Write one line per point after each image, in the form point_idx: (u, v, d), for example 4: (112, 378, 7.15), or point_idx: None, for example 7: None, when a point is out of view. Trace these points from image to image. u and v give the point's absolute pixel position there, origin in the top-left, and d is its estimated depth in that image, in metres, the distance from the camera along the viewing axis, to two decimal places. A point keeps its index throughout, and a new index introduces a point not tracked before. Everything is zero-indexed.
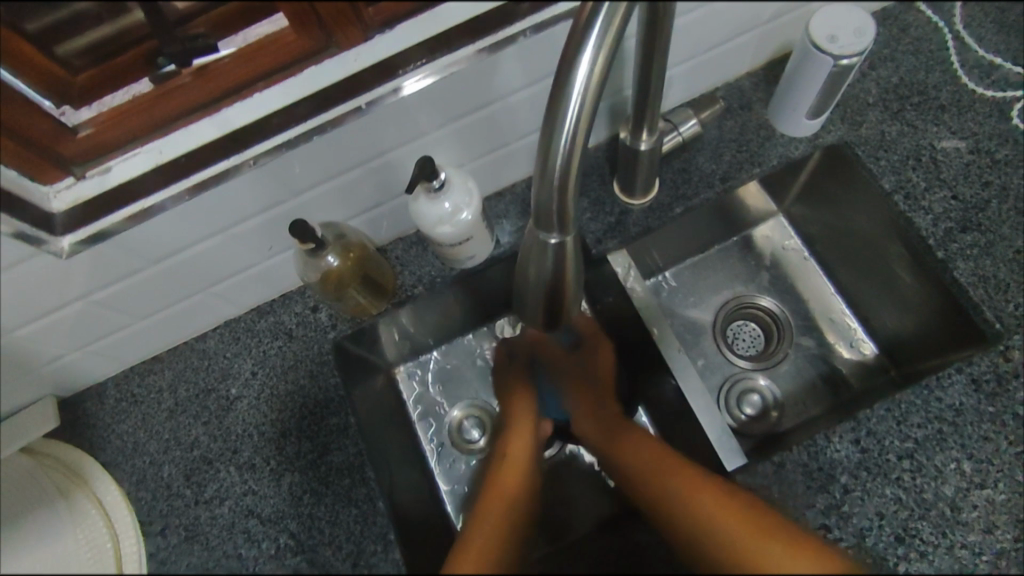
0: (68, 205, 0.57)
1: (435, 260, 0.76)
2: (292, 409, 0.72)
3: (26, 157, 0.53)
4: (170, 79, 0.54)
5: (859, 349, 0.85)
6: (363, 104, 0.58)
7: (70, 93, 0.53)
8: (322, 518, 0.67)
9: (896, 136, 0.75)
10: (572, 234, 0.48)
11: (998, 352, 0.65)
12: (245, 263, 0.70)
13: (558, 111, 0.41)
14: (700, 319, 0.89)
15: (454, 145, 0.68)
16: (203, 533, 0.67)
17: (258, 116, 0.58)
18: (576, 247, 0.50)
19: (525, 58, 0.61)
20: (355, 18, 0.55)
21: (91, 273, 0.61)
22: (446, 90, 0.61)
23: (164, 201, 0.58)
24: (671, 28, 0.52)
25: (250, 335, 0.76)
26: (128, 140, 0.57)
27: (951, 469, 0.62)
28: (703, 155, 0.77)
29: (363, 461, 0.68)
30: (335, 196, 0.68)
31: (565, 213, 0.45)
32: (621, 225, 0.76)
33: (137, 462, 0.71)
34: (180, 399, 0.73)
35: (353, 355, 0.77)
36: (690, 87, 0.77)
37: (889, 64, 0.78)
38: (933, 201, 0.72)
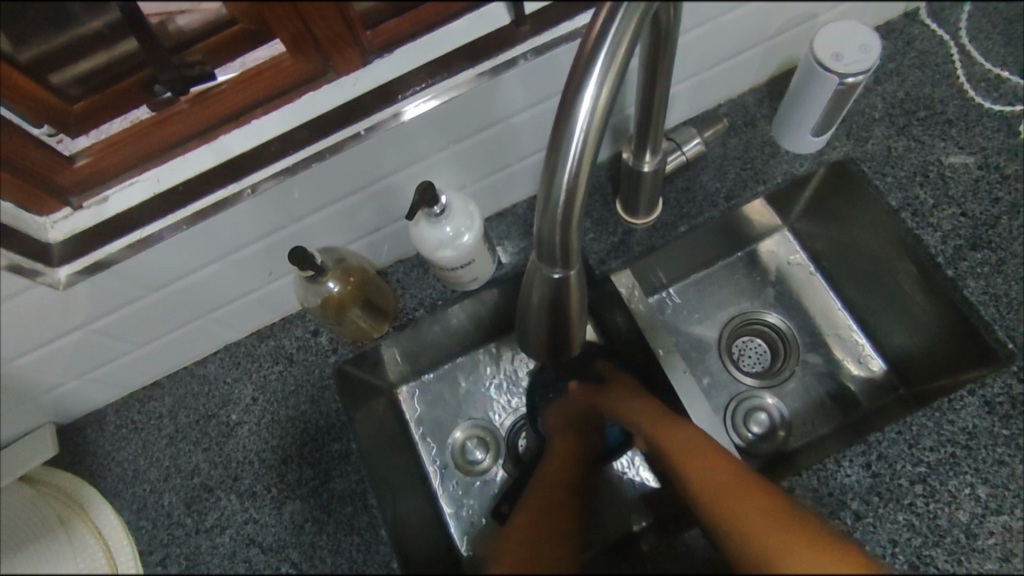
0: (65, 235, 0.57)
1: (436, 282, 0.76)
2: (294, 436, 0.71)
3: (20, 188, 0.53)
4: (167, 108, 0.54)
5: (868, 366, 0.84)
6: (363, 129, 0.58)
7: (66, 122, 0.52)
8: (325, 547, 0.66)
9: (903, 152, 0.74)
10: (576, 265, 0.47)
11: (1011, 373, 0.63)
12: (245, 288, 0.69)
13: (561, 143, 0.40)
14: (706, 337, 0.88)
15: (456, 167, 0.67)
16: (204, 563, 0.67)
17: (257, 142, 0.57)
18: (580, 275, 0.49)
19: (527, 80, 0.60)
20: (353, 43, 0.55)
21: (89, 303, 0.61)
22: (446, 115, 0.60)
23: (162, 230, 0.57)
24: (674, 50, 0.51)
25: (251, 359, 0.75)
26: (125, 169, 0.56)
27: (966, 494, 0.60)
28: (707, 173, 0.76)
29: (366, 487, 0.68)
30: (336, 220, 0.67)
31: (568, 243, 0.44)
32: (625, 244, 0.75)
33: (138, 490, 0.70)
34: (180, 425, 0.73)
35: (354, 378, 0.77)
36: (692, 103, 0.76)
37: (895, 78, 0.77)
38: (942, 219, 0.71)
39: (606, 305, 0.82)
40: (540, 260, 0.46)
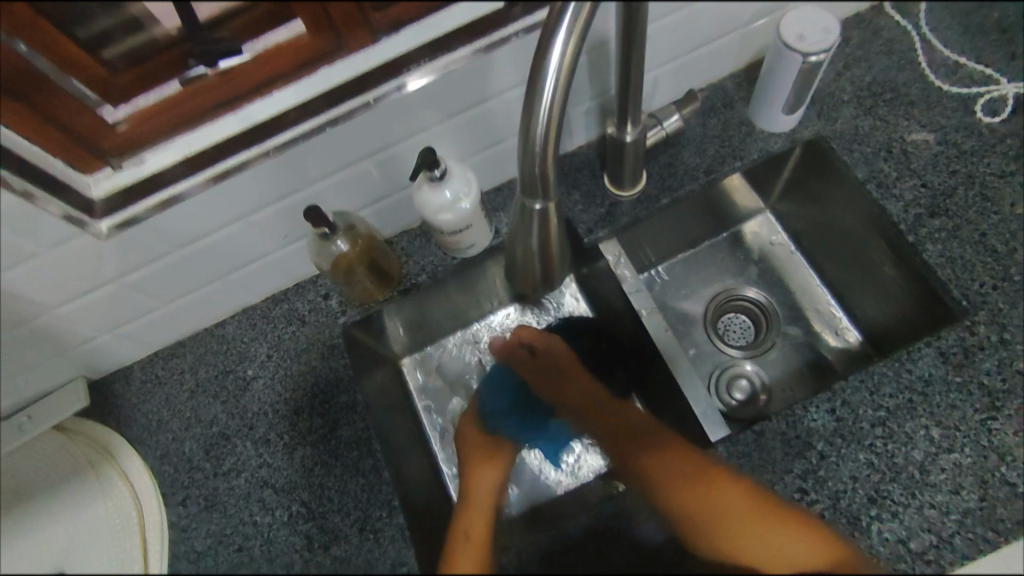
0: (106, 192, 0.63)
1: (437, 251, 0.82)
2: (304, 389, 0.77)
3: (68, 146, 0.59)
4: (198, 80, 0.61)
5: (845, 338, 0.88)
6: (371, 99, 0.64)
7: (110, 91, 0.59)
8: (332, 487, 0.71)
9: (869, 131, 0.80)
10: (554, 199, 0.53)
11: (964, 327, 0.69)
12: (262, 251, 0.76)
13: (536, 90, 0.46)
14: (692, 311, 0.93)
15: (454, 139, 0.74)
16: (222, 502, 0.72)
17: (277, 111, 0.64)
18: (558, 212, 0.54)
19: (519, 57, 0.67)
20: (365, 21, 0.62)
21: (123, 257, 0.67)
22: (444, 88, 0.66)
23: (191, 188, 0.64)
24: (644, 26, 0.57)
25: (266, 321, 0.81)
26: (160, 136, 0.63)
27: (921, 435, 0.65)
28: (687, 151, 0.83)
29: (370, 434, 0.74)
30: (346, 187, 0.73)
31: (546, 177, 0.50)
32: (611, 215, 0.81)
33: (161, 438, 0.76)
34: (201, 379, 0.79)
35: (361, 341, 0.83)
36: (674, 87, 0.83)
37: (863, 64, 0.83)
38: (904, 189, 0.77)
39: (596, 276, 0.88)
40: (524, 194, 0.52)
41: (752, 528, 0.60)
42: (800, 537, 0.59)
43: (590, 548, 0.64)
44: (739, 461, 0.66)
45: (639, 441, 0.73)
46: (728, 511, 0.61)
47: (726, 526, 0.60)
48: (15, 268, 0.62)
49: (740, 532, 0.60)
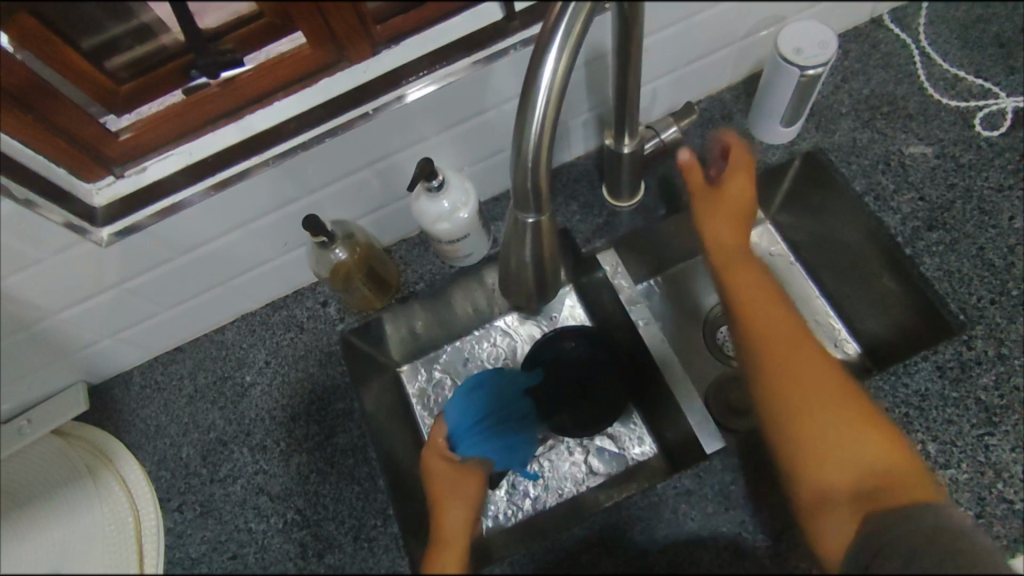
0: (108, 201, 0.64)
1: (436, 259, 0.82)
2: (302, 396, 0.77)
3: (70, 154, 0.60)
4: (200, 90, 0.62)
5: (844, 350, 0.87)
6: (370, 110, 0.65)
7: (113, 101, 0.61)
8: (327, 495, 0.72)
9: (867, 143, 0.81)
10: (548, 212, 0.53)
11: (962, 341, 0.69)
12: (261, 259, 0.76)
13: (529, 105, 0.47)
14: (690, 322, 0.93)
15: (453, 149, 0.74)
16: (218, 508, 0.73)
17: (277, 120, 0.65)
18: (553, 224, 0.55)
19: (517, 69, 0.67)
20: (366, 35, 0.63)
21: (123, 263, 0.68)
22: (443, 99, 0.67)
23: (191, 197, 0.64)
24: (639, 39, 0.58)
25: (265, 327, 0.82)
26: (161, 144, 0.64)
27: (918, 450, 0.65)
28: (686, 162, 0.83)
29: (366, 442, 0.74)
30: (345, 196, 0.74)
31: (539, 190, 0.50)
32: (610, 225, 0.81)
33: (159, 443, 0.77)
34: (199, 385, 0.79)
35: (359, 349, 0.83)
36: (673, 98, 0.83)
37: (861, 77, 0.84)
38: (902, 202, 0.77)
39: (595, 287, 0.88)
40: (517, 207, 0.52)
41: (824, 415, 0.60)
42: (879, 448, 0.59)
43: (583, 561, 0.64)
44: (734, 474, 0.66)
45: (755, 304, 0.68)
46: (818, 411, 0.60)
47: (805, 420, 0.61)
48: (17, 274, 0.63)
49: (813, 413, 0.60)
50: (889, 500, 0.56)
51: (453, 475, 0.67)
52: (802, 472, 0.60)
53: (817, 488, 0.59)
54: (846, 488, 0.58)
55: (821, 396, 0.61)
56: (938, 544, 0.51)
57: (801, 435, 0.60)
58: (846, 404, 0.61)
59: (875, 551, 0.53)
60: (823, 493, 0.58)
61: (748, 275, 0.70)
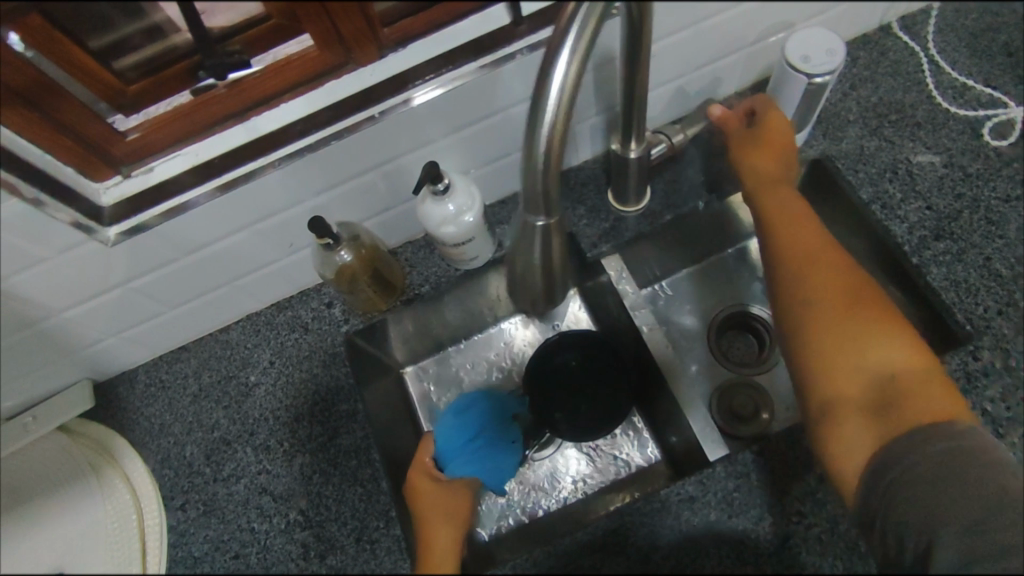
0: (115, 200, 0.64)
1: (441, 261, 0.82)
2: (305, 396, 0.77)
3: (77, 153, 0.60)
4: (208, 91, 0.62)
5: None
6: (377, 113, 0.65)
7: (121, 101, 0.60)
8: (330, 496, 0.72)
9: (874, 151, 0.80)
10: (556, 218, 0.53)
11: (968, 352, 0.69)
12: (266, 259, 0.77)
13: (538, 111, 0.47)
14: (695, 328, 0.93)
15: (460, 153, 0.75)
16: (220, 508, 0.73)
17: (284, 122, 0.65)
18: (561, 230, 0.55)
19: (524, 73, 0.67)
20: (374, 38, 0.63)
21: (130, 263, 0.68)
22: (450, 102, 0.67)
23: (198, 197, 0.65)
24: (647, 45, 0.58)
25: (270, 327, 0.82)
26: (169, 144, 0.64)
27: None
28: (692, 168, 0.84)
29: (369, 443, 0.74)
30: (351, 198, 0.74)
31: (548, 196, 0.50)
32: (616, 230, 0.82)
33: (162, 442, 0.77)
34: (203, 384, 0.80)
35: (363, 350, 0.83)
36: (680, 103, 0.83)
37: (869, 85, 0.83)
38: (909, 211, 0.76)
39: (600, 291, 0.88)
40: (527, 212, 0.52)
41: (854, 328, 0.64)
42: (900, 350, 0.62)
43: (584, 565, 0.64)
44: (738, 481, 0.66)
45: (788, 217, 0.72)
46: (843, 326, 0.64)
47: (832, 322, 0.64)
48: (24, 273, 0.63)
49: (837, 328, 0.64)
50: (905, 414, 0.59)
51: (441, 492, 0.70)
52: (824, 386, 0.63)
53: (836, 399, 0.62)
54: (866, 399, 0.61)
55: (847, 302, 0.65)
56: (948, 463, 0.55)
57: (830, 354, 0.63)
58: (870, 313, 0.64)
59: (889, 482, 0.57)
60: (842, 403, 0.62)
61: (784, 193, 0.74)
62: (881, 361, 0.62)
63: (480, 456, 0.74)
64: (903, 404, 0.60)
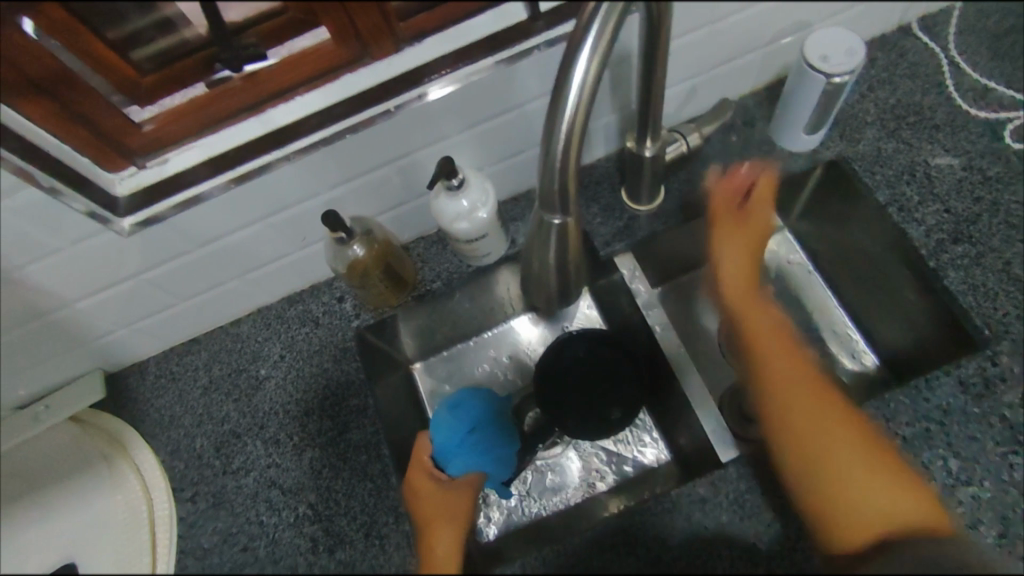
0: (130, 190, 0.64)
1: (453, 258, 0.82)
2: (315, 391, 0.77)
3: (92, 143, 0.60)
4: (223, 83, 0.61)
5: (861, 361, 0.86)
6: (392, 107, 0.65)
7: (136, 92, 0.60)
8: (339, 490, 0.72)
9: (892, 153, 0.80)
10: (573, 213, 0.53)
11: (986, 357, 0.68)
12: (279, 252, 0.77)
13: (559, 106, 0.46)
14: (706, 328, 0.93)
15: (474, 149, 0.74)
16: (230, 500, 0.73)
17: (300, 115, 0.65)
18: (578, 225, 0.54)
19: (541, 69, 0.67)
20: (391, 33, 0.62)
21: (143, 254, 0.68)
22: (465, 97, 0.67)
23: (212, 189, 0.65)
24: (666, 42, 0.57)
25: (281, 321, 0.82)
26: (184, 136, 0.64)
27: (938, 466, 0.64)
28: (707, 167, 0.83)
29: (380, 439, 0.74)
30: (365, 192, 0.74)
31: (566, 191, 0.50)
32: (629, 228, 0.81)
33: (173, 433, 0.77)
34: (214, 376, 0.80)
35: (374, 346, 0.83)
36: (696, 103, 0.83)
37: (888, 86, 0.83)
38: (927, 214, 0.76)
39: (612, 290, 0.88)
40: (543, 208, 0.52)
41: (829, 429, 0.59)
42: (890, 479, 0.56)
43: (594, 565, 0.63)
44: (750, 483, 0.65)
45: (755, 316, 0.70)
46: (817, 432, 0.59)
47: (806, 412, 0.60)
48: (40, 262, 0.64)
49: (820, 440, 0.59)
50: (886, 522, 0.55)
51: (443, 492, 0.66)
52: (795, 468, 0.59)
53: (828, 522, 0.56)
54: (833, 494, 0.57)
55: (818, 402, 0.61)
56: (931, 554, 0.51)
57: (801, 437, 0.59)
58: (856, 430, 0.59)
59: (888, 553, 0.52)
60: (832, 527, 0.56)
61: (742, 257, 0.73)
62: (871, 475, 0.56)
63: (478, 449, 0.73)
64: (885, 517, 0.55)
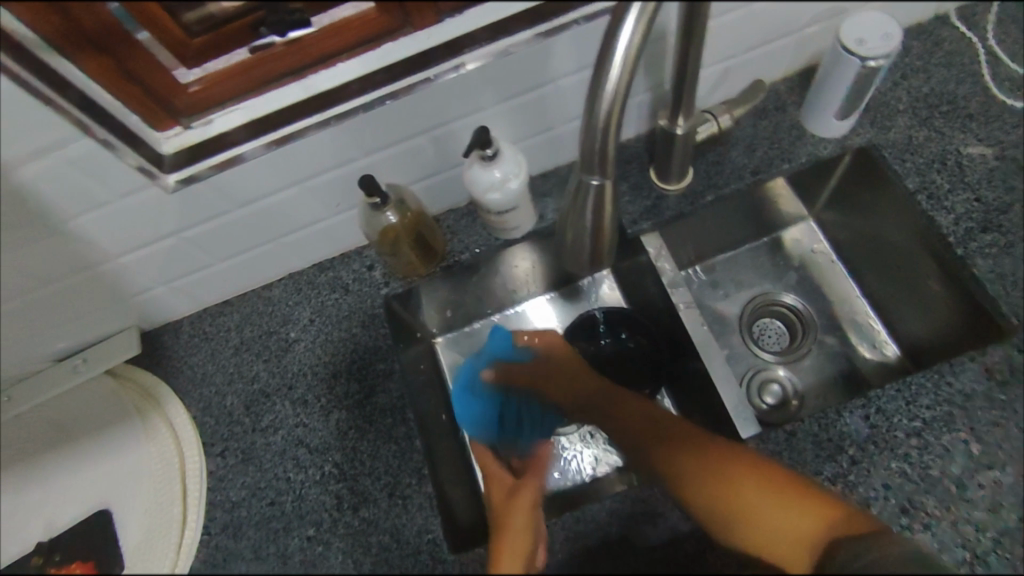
0: (175, 148, 0.65)
1: (483, 230, 0.84)
2: (344, 355, 0.79)
3: (142, 100, 0.61)
4: (267, 48, 0.62)
5: (882, 352, 0.87)
6: (431, 76, 0.66)
7: (185, 54, 0.60)
8: (365, 452, 0.74)
9: (923, 141, 0.80)
10: (612, 176, 0.54)
11: (1012, 344, 0.68)
12: (314, 217, 0.78)
13: (604, 70, 0.47)
14: (728, 312, 0.93)
15: (507, 122, 0.75)
16: (258, 457, 0.75)
17: (342, 81, 0.66)
18: (615, 190, 0.55)
19: (578, 44, 0.68)
20: (433, 5, 0.63)
21: (184, 212, 0.70)
22: (503, 70, 0.68)
23: (251, 151, 0.66)
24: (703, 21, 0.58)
25: (311, 287, 0.84)
26: (228, 99, 0.65)
27: (959, 449, 0.65)
28: (736, 150, 0.84)
29: (405, 403, 0.76)
30: (400, 159, 0.75)
31: (607, 153, 0.51)
32: (656, 208, 0.82)
33: (205, 390, 0.79)
34: (246, 337, 0.82)
35: (401, 315, 0.85)
36: (728, 86, 0.83)
37: (922, 75, 0.83)
38: (956, 202, 0.76)
39: (636, 269, 0.89)
40: (582, 170, 0.53)
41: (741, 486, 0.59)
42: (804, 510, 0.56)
43: (613, 533, 0.66)
44: (768, 459, 0.66)
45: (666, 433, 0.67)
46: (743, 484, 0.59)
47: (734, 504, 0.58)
48: (90, 214, 0.66)
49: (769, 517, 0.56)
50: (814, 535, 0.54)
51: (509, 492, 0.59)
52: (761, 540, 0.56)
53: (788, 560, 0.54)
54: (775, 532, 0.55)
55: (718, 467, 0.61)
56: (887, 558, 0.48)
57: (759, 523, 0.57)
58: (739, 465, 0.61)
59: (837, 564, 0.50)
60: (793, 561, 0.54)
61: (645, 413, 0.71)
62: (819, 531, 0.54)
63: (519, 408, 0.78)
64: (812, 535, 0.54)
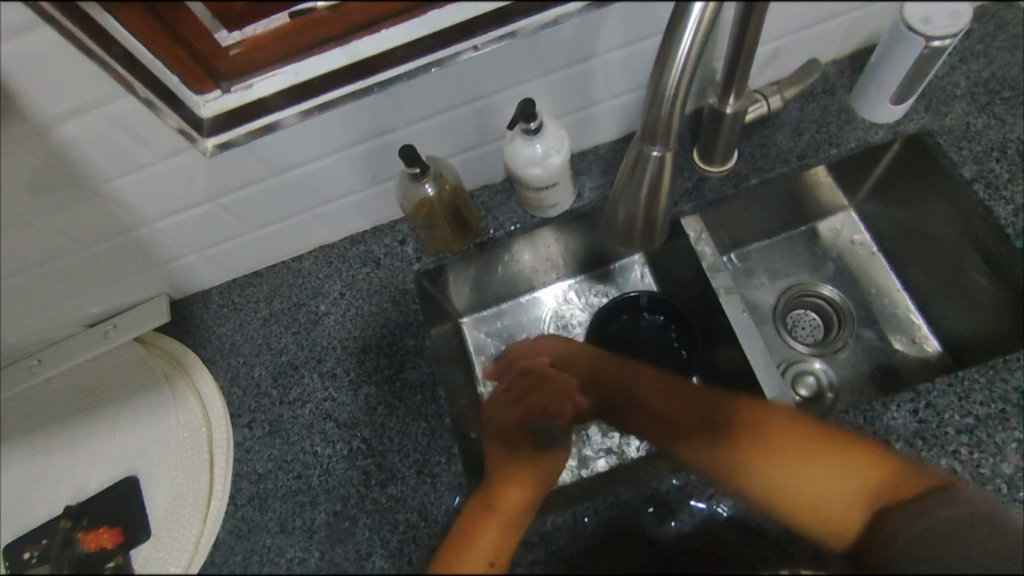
0: (214, 112, 0.64)
1: (518, 208, 0.82)
2: (373, 329, 0.78)
3: (184, 62, 0.60)
4: (309, 13, 0.60)
5: (922, 348, 0.84)
6: (478, 45, 0.64)
7: (228, 17, 0.59)
8: (393, 428, 0.72)
9: (981, 128, 0.76)
10: (673, 149, 0.52)
11: None
12: (349, 188, 0.77)
13: (676, 36, 0.45)
14: (763, 302, 0.91)
15: (550, 96, 0.73)
16: (285, 429, 0.73)
17: (384, 47, 0.64)
18: (674, 163, 0.53)
19: (630, 16, 0.65)
20: None
21: (219, 178, 0.69)
22: (552, 41, 0.66)
23: (289, 117, 0.65)
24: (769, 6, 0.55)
25: (342, 260, 0.83)
26: (269, 63, 0.64)
27: (1013, 448, 0.62)
28: (782, 133, 0.81)
29: (435, 380, 0.75)
30: (438, 131, 0.73)
31: (670, 123, 0.49)
32: (698, 190, 0.80)
33: (233, 361, 0.78)
34: (275, 309, 0.81)
35: (430, 292, 0.83)
36: (779, 65, 0.80)
37: (982, 59, 0.79)
38: (1016, 192, 0.72)
39: (672, 253, 0.86)
40: (642, 139, 0.51)
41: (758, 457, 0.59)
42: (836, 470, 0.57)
43: (647, 519, 0.63)
44: None
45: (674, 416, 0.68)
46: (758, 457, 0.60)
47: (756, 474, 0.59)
48: (126, 177, 0.65)
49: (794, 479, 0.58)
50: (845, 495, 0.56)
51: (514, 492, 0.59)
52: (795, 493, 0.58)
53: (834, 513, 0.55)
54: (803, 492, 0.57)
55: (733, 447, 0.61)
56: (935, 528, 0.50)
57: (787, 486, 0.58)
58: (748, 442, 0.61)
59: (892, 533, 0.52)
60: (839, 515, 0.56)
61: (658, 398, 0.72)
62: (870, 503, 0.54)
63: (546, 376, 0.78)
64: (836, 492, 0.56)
